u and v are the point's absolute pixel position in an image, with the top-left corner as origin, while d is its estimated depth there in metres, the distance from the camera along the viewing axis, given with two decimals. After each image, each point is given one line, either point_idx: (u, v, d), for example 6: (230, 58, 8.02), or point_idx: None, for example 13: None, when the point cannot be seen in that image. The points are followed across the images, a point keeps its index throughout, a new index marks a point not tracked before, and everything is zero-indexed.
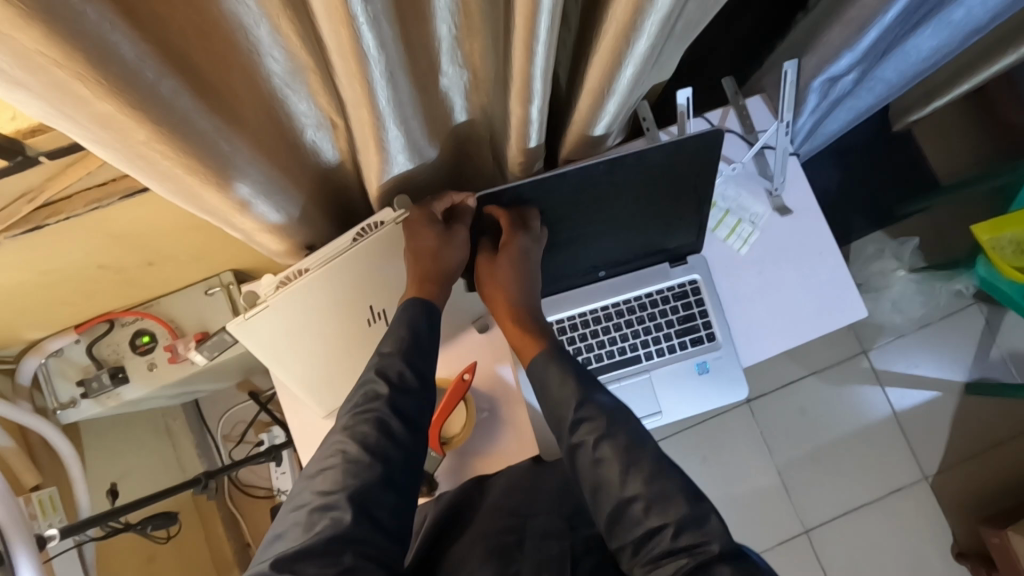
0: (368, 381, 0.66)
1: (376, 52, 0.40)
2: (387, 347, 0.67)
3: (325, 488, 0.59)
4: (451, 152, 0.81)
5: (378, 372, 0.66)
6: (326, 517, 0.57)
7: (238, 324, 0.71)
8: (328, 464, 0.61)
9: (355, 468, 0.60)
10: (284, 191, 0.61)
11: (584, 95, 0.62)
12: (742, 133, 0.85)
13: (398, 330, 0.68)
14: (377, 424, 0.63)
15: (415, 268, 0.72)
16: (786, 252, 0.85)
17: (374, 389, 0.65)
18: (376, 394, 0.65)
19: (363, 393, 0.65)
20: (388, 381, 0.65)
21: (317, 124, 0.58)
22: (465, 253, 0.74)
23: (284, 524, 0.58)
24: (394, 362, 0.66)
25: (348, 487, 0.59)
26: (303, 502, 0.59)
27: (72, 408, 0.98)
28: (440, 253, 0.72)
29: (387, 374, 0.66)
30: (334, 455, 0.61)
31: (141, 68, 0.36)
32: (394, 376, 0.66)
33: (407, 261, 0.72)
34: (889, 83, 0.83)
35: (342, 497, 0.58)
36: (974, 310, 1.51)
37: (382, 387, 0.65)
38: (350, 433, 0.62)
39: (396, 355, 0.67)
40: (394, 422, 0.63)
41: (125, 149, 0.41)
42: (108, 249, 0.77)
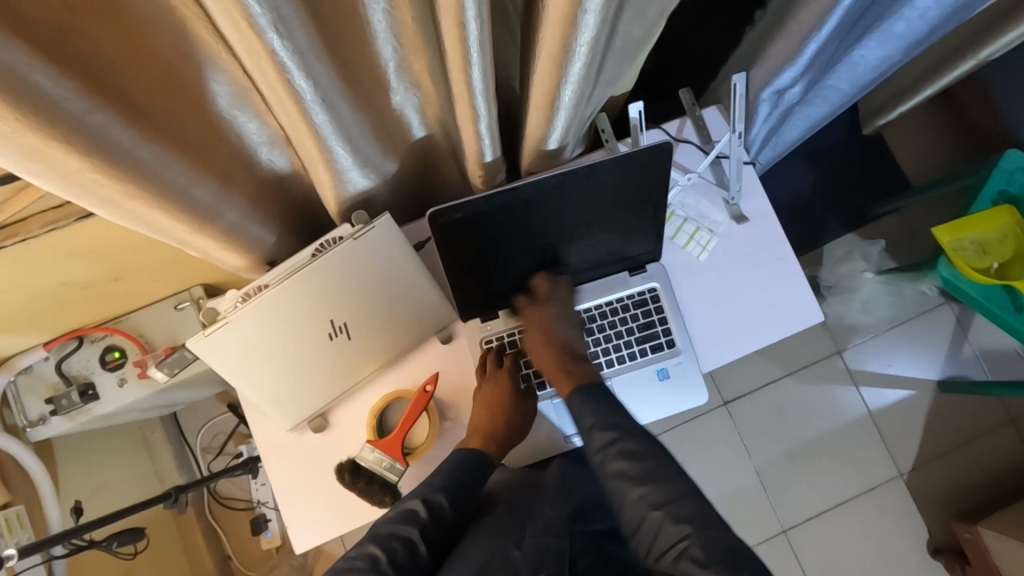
0: (410, 502, 0.71)
1: (303, 80, 0.41)
2: (438, 480, 0.73)
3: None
4: (414, 167, 0.83)
5: (423, 501, 0.71)
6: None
7: (198, 339, 0.72)
8: (354, 565, 0.65)
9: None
10: (237, 209, 0.62)
11: (534, 112, 0.63)
12: (699, 143, 0.88)
13: (449, 468, 0.74)
14: (407, 545, 0.67)
15: (484, 421, 0.78)
16: (744, 259, 0.87)
17: (414, 511, 0.70)
18: (415, 517, 0.69)
19: (403, 511, 0.70)
20: (429, 510, 0.70)
21: (267, 142, 0.59)
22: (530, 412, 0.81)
23: None
24: (438, 496, 0.72)
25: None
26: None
27: (42, 425, 0.99)
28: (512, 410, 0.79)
29: (429, 505, 0.71)
30: (361, 559, 0.65)
31: (66, 101, 0.37)
32: (437, 509, 0.71)
33: (478, 410, 0.79)
34: (841, 93, 0.84)
35: None
36: (945, 309, 1.54)
37: (422, 512, 0.70)
38: (382, 542, 0.67)
39: (443, 489, 0.72)
40: (421, 546, 0.68)
41: (59, 179, 0.42)
42: (72, 267, 0.78)
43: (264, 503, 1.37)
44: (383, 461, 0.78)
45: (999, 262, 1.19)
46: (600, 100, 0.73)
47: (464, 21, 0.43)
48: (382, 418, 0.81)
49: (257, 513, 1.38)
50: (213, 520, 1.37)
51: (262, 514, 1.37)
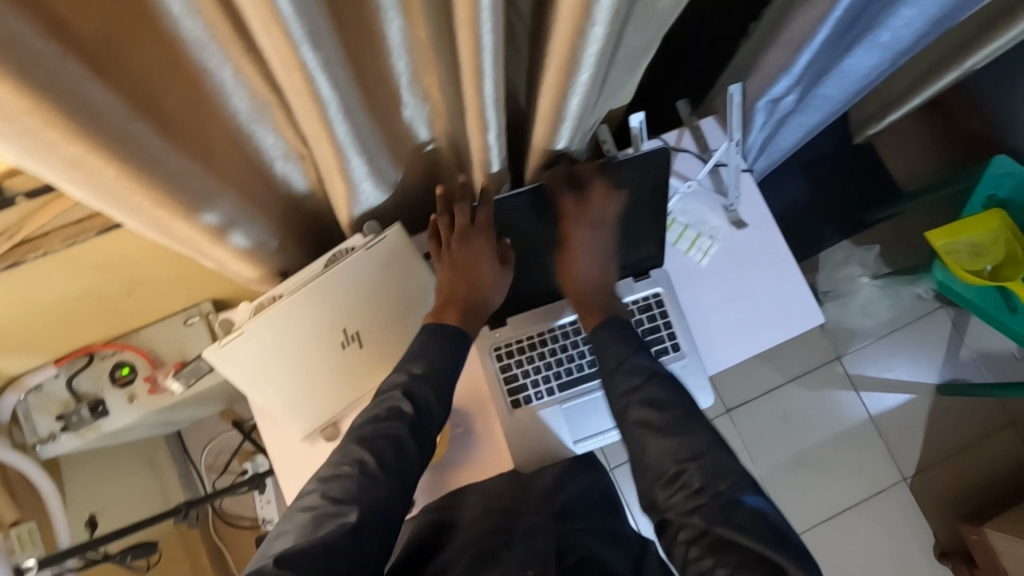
0: (393, 397, 0.71)
1: (330, 92, 0.43)
2: (418, 369, 0.72)
3: (337, 496, 0.64)
4: (421, 179, 0.85)
5: (405, 393, 0.71)
6: (333, 521, 0.62)
7: (215, 350, 0.73)
8: (341, 472, 0.66)
9: (369, 482, 0.65)
10: (254, 219, 0.63)
11: (540, 123, 0.66)
12: (697, 152, 0.90)
13: (428, 353, 0.73)
14: (394, 441, 0.68)
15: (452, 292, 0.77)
16: (745, 262, 0.89)
17: (400, 407, 0.70)
18: (401, 412, 0.70)
19: (387, 406, 0.70)
20: (413, 404, 0.70)
21: (284, 155, 0.61)
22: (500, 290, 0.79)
23: (289, 523, 0.62)
24: (422, 388, 0.71)
25: (359, 500, 0.64)
26: (310, 505, 0.63)
27: (52, 442, 0.99)
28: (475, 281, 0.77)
29: (413, 398, 0.71)
30: (350, 464, 0.66)
31: (109, 112, 0.39)
32: (420, 400, 0.71)
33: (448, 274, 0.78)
34: (834, 100, 0.87)
35: (351, 506, 0.63)
36: (941, 312, 1.56)
37: (406, 408, 0.70)
38: (368, 445, 0.67)
39: (425, 379, 0.72)
40: (409, 442, 0.69)
41: (96, 187, 0.44)
42: (88, 283, 0.79)
43: (269, 520, 1.35)
44: None
45: (993, 264, 1.21)
46: (602, 111, 0.76)
47: (479, 34, 0.45)
48: None
49: (262, 531, 1.36)
50: (218, 539, 1.37)
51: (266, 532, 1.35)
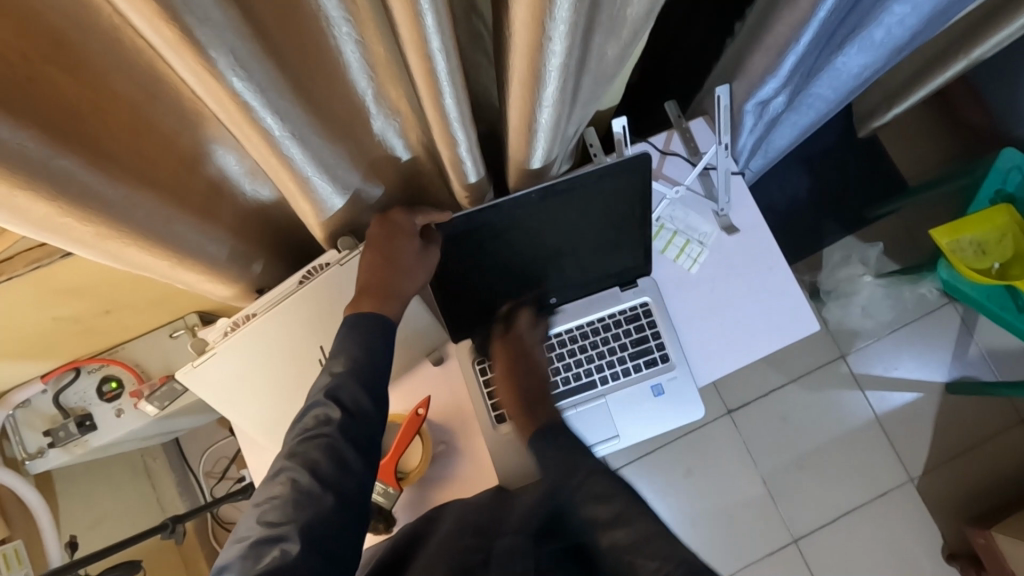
0: (319, 404, 0.66)
1: (273, 117, 0.41)
2: (337, 367, 0.67)
3: (273, 519, 0.59)
4: (401, 189, 0.83)
5: (329, 396, 0.66)
6: (274, 549, 0.57)
7: (187, 371, 0.72)
8: (275, 495, 0.61)
9: (305, 498, 0.60)
10: (218, 240, 0.62)
11: (513, 134, 0.63)
12: (686, 156, 0.88)
13: (349, 348, 0.68)
14: (328, 450, 0.63)
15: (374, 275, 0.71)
16: (736, 268, 0.86)
17: (326, 413, 0.65)
18: (328, 418, 0.65)
19: (314, 416, 0.65)
20: (340, 405, 0.66)
21: (248, 174, 0.60)
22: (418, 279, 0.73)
23: (225, 557, 0.57)
24: (348, 385, 0.66)
25: (297, 520, 0.59)
26: (244, 534, 0.59)
27: (41, 458, 0.98)
28: (398, 263, 0.71)
29: (340, 398, 0.66)
30: (284, 484, 0.61)
31: (30, 150, 0.37)
32: (348, 400, 0.66)
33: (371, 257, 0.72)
34: (827, 100, 0.84)
35: (292, 528, 0.58)
36: (949, 309, 1.52)
37: (333, 412, 0.65)
38: (301, 461, 0.62)
39: (349, 377, 0.67)
40: (346, 448, 0.64)
41: (31, 226, 0.42)
42: (63, 302, 0.78)
43: None
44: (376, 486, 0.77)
45: (999, 263, 1.17)
46: (582, 118, 0.73)
47: (430, 53, 0.42)
48: None
49: None
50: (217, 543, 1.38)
51: None
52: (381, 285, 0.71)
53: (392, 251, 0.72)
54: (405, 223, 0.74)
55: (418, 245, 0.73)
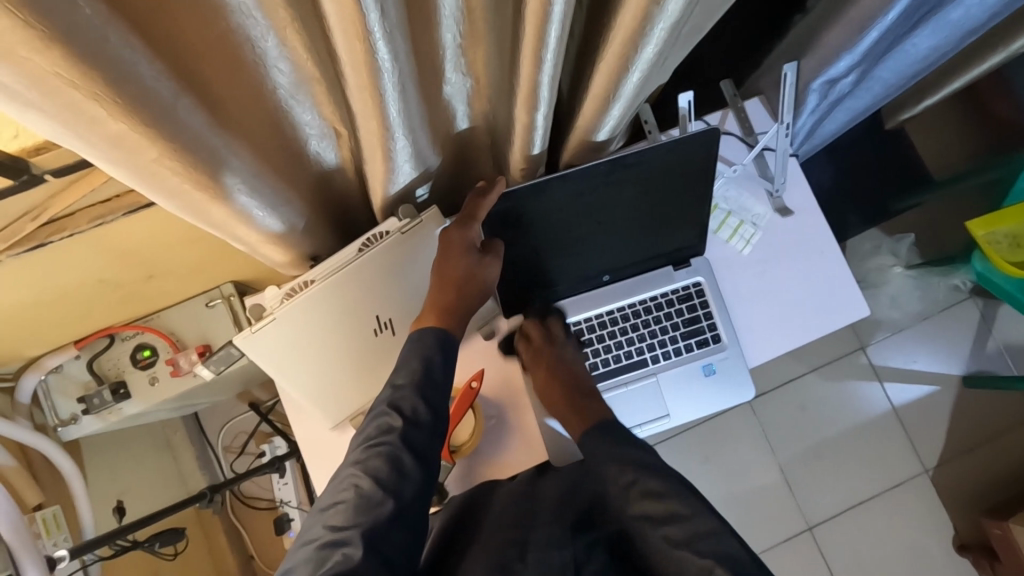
0: (380, 414, 0.65)
1: (388, 62, 0.39)
2: (401, 379, 0.67)
3: (338, 523, 0.58)
4: (453, 159, 0.82)
5: (390, 405, 0.65)
6: (337, 553, 0.55)
7: (245, 336, 0.70)
8: (340, 498, 0.60)
9: (367, 503, 0.59)
10: (287, 202, 0.60)
11: (589, 100, 0.62)
12: (741, 135, 0.86)
13: (410, 360, 0.68)
14: (389, 458, 0.62)
15: (439, 297, 0.71)
16: (789, 251, 0.86)
17: (387, 421, 0.64)
18: (389, 427, 0.64)
19: (376, 425, 0.64)
20: (401, 414, 0.65)
21: (320, 133, 0.58)
22: (489, 288, 0.73)
23: (293, 559, 0.56)
24: (408, 395, 0.65)
25: (360, 524, 0.58)
26: (311, 537, 0.57)
27: (73, 424, 0.98)
28: (466, 283, 0.71)
29: (400, 407, 0.65)
30: (348, 489, 0.60)
31: (156, 86, 0.36)
32: (408, 409, 0.65)
33: (435, 283, 0.72)
34: (888, 83, 0.83)
35: (355, 532, 0.57)
36: (969, 303, 1.52)
37: (395, 421, 0.64)
38: (363, 467, 0.61)
39: (410, 389, 0.66)
40: (406, 456, 0.63)
41: (134, 167, 0.41)
42: (111, 264, 0.77)
43: (287, 502, 1.32)
44: None
45: None
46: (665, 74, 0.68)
47: (549, 4, 0.41)
48: None
49: (279, 512, 1.36)
50: (237, 519, 1.37)
51: (284, 514, 1.32)
52: (445, 304, 0.71)
53: (450, 268, 0.71)
54: (462, 237, 0.70)
55: (475, 257, 0.71)
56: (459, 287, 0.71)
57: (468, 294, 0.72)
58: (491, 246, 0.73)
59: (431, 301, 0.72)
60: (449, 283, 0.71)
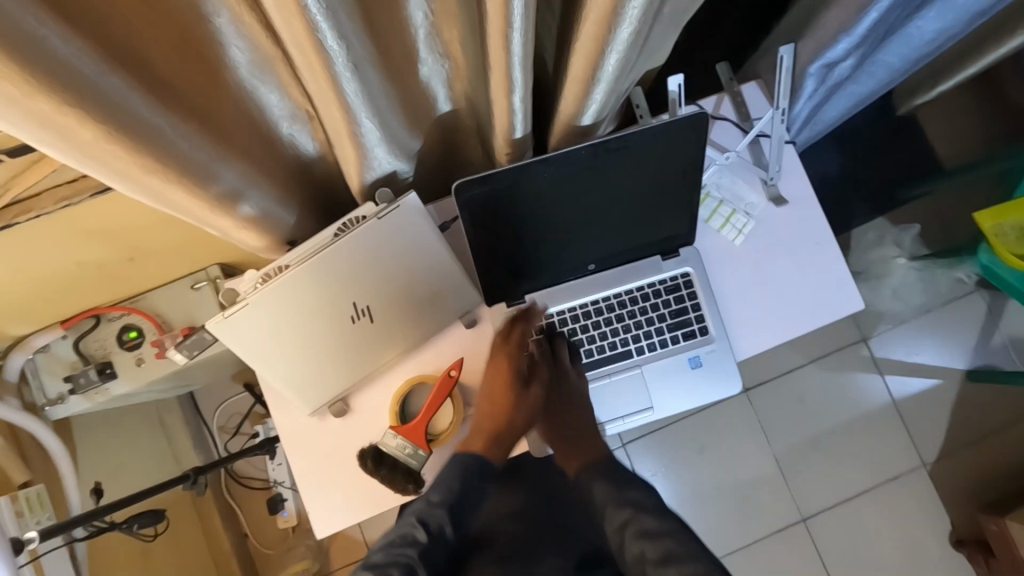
0: (407, 525, 0.67)
1: (333, 37, 0.38)
2: (435, 496, 0.69)
3: None
4: (438, 143, 0.80)
5: (419, 519, 0.68)
6: None
7: (218, 321, 0.70)
8: None
9: None
10: (259, 185, 0.59)
11: (569, 84, 0.60)
12: (736, 121, 0.83)
13: (448, 479, 0.71)
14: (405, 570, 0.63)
15: (487, 425, 0.76)
16: (782, 242, 0.83)
17: (413, 534, 0.67)
18: (413, 539, 0.66)
19: (400, 534, 0.67)
20: (427, 530, 0.67)
21: (289, 115, 0.57)
22: (531, 414, 0.78)
23: None
24: (437, 513, 0.68)
25: None
26: None
27: (61, 404, 0.97)
28: (514, 409, 0.77)
29: (427, 523, 0.68)
30: None
31: (80, 65, 0.35)
32: (434, 527, 0.68)
33: (483, 406, 0.77)
34: (891, 68, 0.79)
35: None
36: (976, 296, 1.49)
37: (420, 535, 0.67)
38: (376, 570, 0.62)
39: (441, 506, 0.69)
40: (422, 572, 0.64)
41: (75, 150, 0.40)
42: (88, 246, 0.76)
43: (281, 483, 1.35)
44: (406, 447, 0.75)
45: None
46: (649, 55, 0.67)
47: None
48: (404, 404, 0.79)
49: (274, 493, 1.37)
50: (231, 499, 1.38)
51: (277, 494, 1.35)
52: (492, 431, 0.75)
53: (500, 396, 0.77)
54: (514, 366, 0.78)
55: (523, 386, 0.78)
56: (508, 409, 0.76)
57: (514, 420, 0.76)
58: (539, 369, 0.80)
59: (478, 427, 0.76)
60: (501, 412, 0.76)
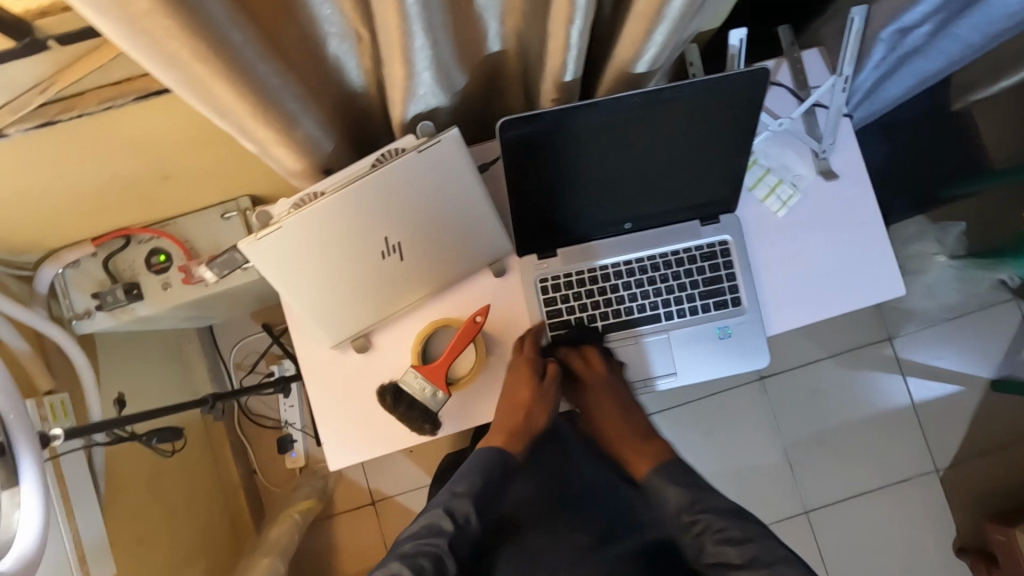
0: (435, 516, 0.77)
1: None
2: (460, 488, 0.79)
3: None
4: (483, 86, 0.78)
5: (446, 510, 0.78)
6: None
7: (250, 243, 0.69)
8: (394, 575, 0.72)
9: None
10: (302, 98, 0.57)
11: (630, 24, 0.58)
12: (793, 88, 0.80)
13: (471, 473, 0.81)
14: (434, 559, 0.74)
15: (508, 426, 0.83)
16: (827, 218, 0.80)
17: (439, 524, 0.77)
18: (440, 529, 0.76)
19: (429, 525, 0.77)
20: (453, 521, 0.77)
21: (341, 32, 0.56)
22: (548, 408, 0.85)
23: None
24: (462, 504, 0.78)
25: None
26: None
27: (87, 319, 0.99)
28: (532, 407, 0.83)
29: (454, 514, 0.78)
30: None
31: None
32: (460, 517, 0.78)
33: (504, 408, 0.82)
34: (965, 44, 0.75)
35: None
36: (1012, 305, 1.44)
37: (446, 524, 0.77)
38: (410, 559, 0.73)
39: (465, 497, 0.79)
40: (449, 560, 0.75)
41: (124, 19, 0.38)
42: (125, 158, 0.75)
43: (291, 424, 1.38)
44: (426, 388, 0.75)
45: None
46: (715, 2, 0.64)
47: None
48: (426, 345, 0.78)
49: (284, 434, 1.39)
50: (244, 438, 1.40)
51: (288, 434, 1.39)
52: (512, 429, 0.83)
53: (519, 396, 0.81)
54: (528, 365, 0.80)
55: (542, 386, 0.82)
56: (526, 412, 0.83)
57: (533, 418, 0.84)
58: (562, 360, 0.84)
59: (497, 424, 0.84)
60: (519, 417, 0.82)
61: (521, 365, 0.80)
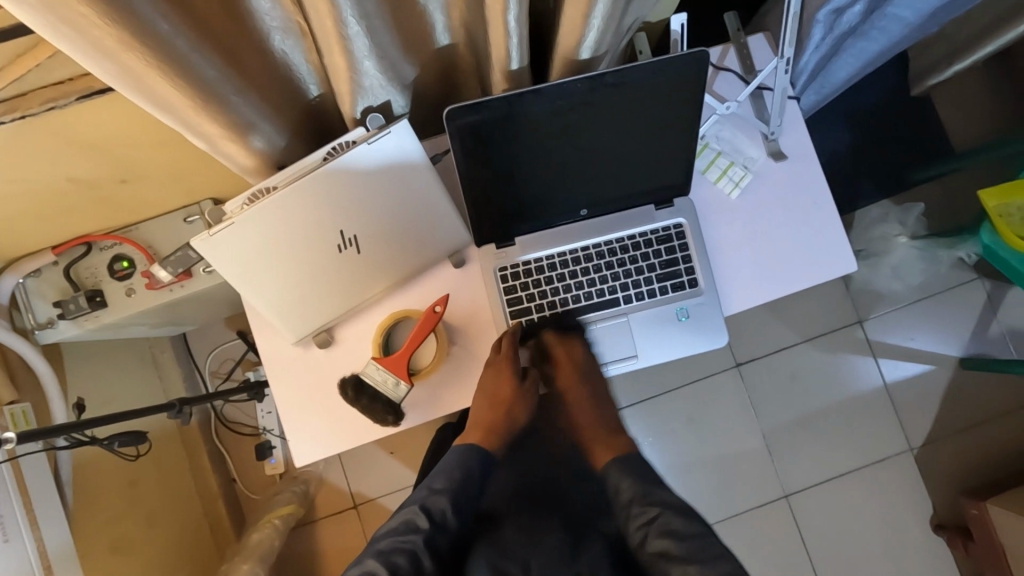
0: (411, 513, 0.77)
1: None
2: (438, 485, 0.80)
3: None
4: (435, 79, 0.79)
5: (422, 507, 0.77)
6: None
7: (203, 239, 0.68)
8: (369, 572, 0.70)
9: None
10: (244, 90, 0.58)
11: (567, 10, 0.59)
12: (740, 72, 0.82)
13: (449, 470, 0.82)
14: (411, 556, 0.72)
15: (486, 421, 0.86)
16: (778, 197, 0.82)
17: (416, 521, 0.76)
18: (416, 526, 0.75)
19: (405, 523, 0.76)
20: (429, 517, 0.76)
21: (281, 26, 0.56)
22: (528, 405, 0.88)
23: None
24: (439, 500, 0.78)
25: None
26: None
27: (51, 328, 0.98)
28: (511, 403, 0.86)
29: (430, 510, 0.77)
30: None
31: None
32: (437, 514, 0.77)
33: (484, 406, 0.85)
34: (903, 23, 0.77)
35: None
36: (976, 284, 1.47)
37: (422, 521, 0.76)
38: (383, 557, 0.71)
39: (442, 493, 0.79)
40: (425, 557, 0.73)
41: (43, 7, 0.38)
42: (76, 160, 0.75)
43: (270, 430, 1.37)
44: (388, 379, 0.75)
45: None
46: None
47: None
48: (387, 337, 0.79)
49: (263, 440, 1.38)
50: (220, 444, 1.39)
51: (266, 441, 1.37)
52: (489, 425, 0.86)
53: (497, 391, 0.84)
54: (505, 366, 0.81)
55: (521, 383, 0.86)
56: (506, 408, 0.86)
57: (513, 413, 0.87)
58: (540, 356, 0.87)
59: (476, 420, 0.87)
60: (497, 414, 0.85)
61: (501, 364, 0.80)
